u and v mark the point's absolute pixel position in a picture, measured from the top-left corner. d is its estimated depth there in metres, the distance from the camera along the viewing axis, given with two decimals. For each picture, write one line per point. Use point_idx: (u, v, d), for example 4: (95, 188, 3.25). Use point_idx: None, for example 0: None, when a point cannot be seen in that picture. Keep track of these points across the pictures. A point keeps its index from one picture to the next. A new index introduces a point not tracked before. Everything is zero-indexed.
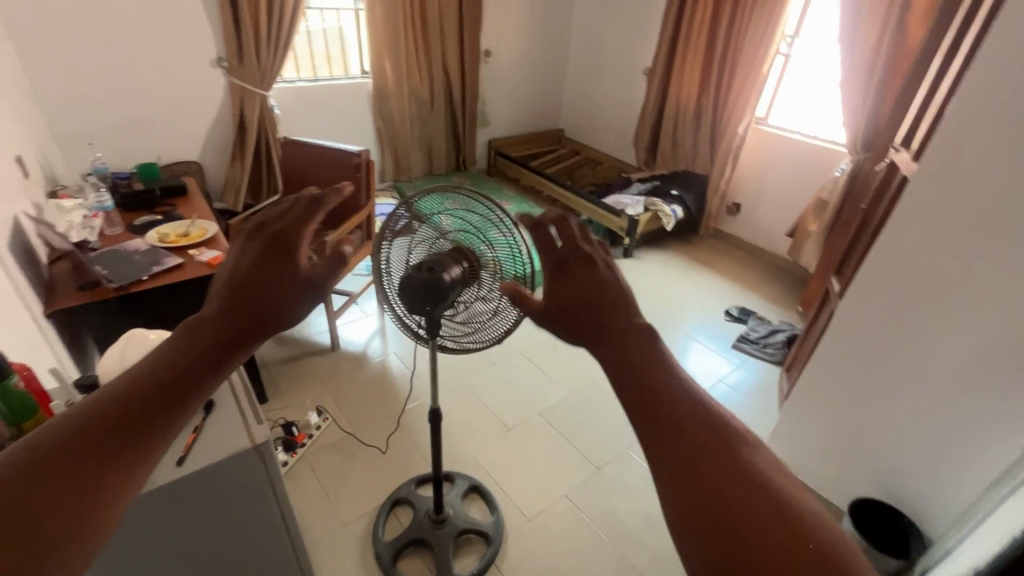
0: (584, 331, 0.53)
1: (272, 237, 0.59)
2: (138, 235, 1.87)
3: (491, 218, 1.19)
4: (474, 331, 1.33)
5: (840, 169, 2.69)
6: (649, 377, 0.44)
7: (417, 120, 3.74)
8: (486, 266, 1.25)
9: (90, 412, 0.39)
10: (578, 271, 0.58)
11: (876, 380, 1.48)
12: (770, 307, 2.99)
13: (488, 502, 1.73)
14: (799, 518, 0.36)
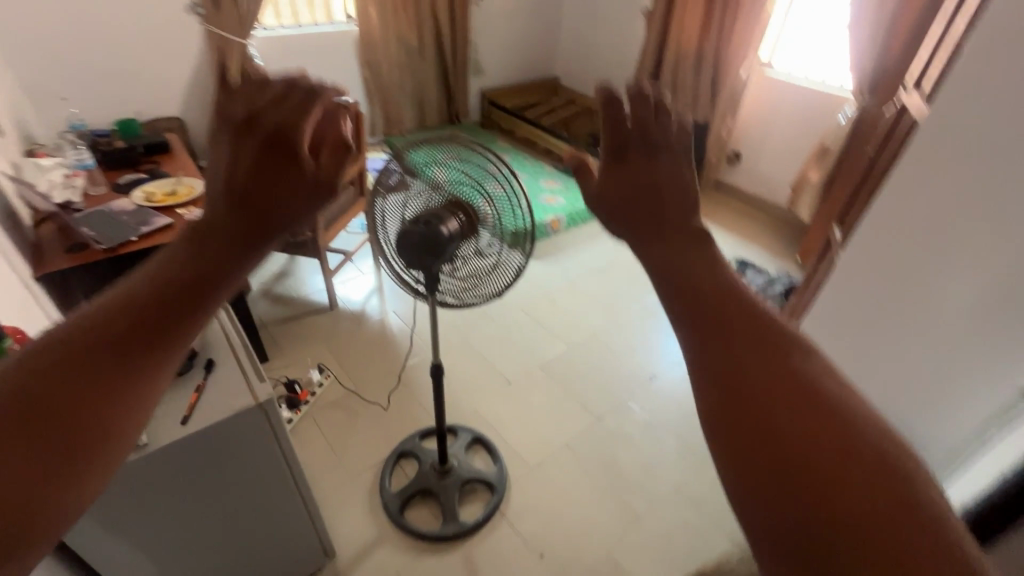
0: (634, 226, 0.49)
1: (268, 129, 0.46)
2: (123, 194, 1.81)
3: (488, 170, 1.15)
4: (473, 286, 1.32)
5: (845, 114, 2.60)
6: (694, 275, 0.39)
7: (407, 69, 3.58)
8: (485, 219, 1.22)
9: (55, 354, 0.30)
10: (637, 162, 0.53)
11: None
12: (769, 258, 2.98)
13: (491, 452, 1.77)
14: (847, 420, 0.32)
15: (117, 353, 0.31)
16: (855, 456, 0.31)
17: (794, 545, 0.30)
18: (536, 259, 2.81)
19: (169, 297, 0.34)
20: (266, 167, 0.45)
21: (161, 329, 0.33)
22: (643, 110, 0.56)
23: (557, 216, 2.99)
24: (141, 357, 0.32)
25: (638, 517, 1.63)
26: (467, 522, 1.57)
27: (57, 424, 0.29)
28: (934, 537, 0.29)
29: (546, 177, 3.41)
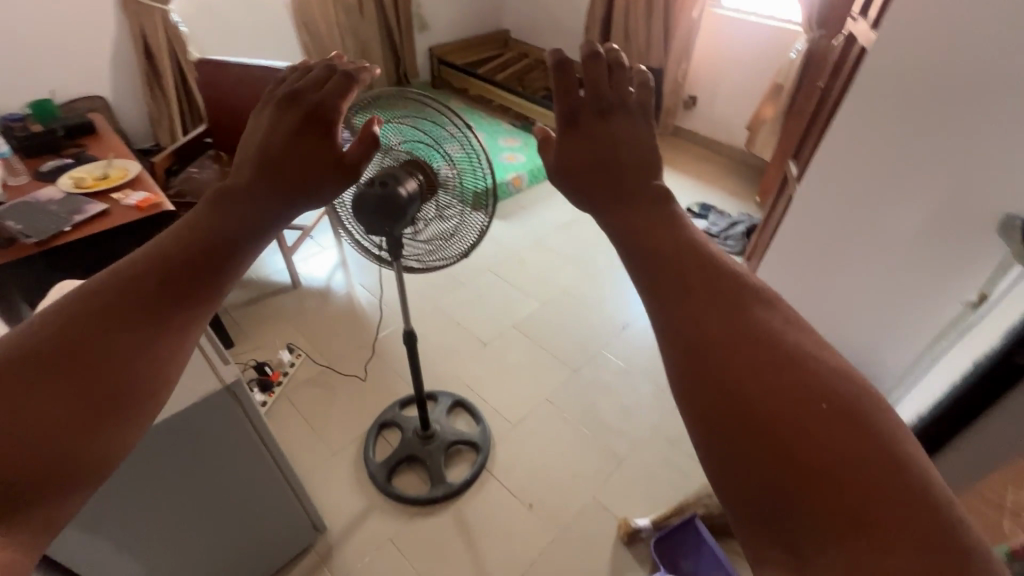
0: (599, 197, 0.53)
1: (306, 110, 0.64)
2: (48, 182, 1.67)
3: (444, 127, 1.10)
4: (437, 250, 1.28)
5: (796, 50, 2.61)
6: (660, 246, 0.45)
7: (348, 30, 3.38)
8: (445, 181, 1.17)
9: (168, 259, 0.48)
10: (589, 125, 0.58)
11: (830, 259, 1.54)
12: (729, 200, 3.03)
13: (473, 414, 1.78)
14: (803, 368, 0.37)
15: (184, 284, 0.48)
16: (819, 415, 0.35)
17: (770, 493, 0.34)
18: (501, 219, 2.77)
19: (220, 245, 0.51)
20: (302, 145, 0.62)
21: (212, 271, 0.50)
22: (596, 76, 0.59)
23: (519, 174, 2.93)
24: (199, 290, 0.48)
25: (620, 460, 1.69)
26: (455, 483, 1.59)
27: (162, 300, 0.46)
28: (887, 460, 0.34)
29: (504, 135, 3.33)
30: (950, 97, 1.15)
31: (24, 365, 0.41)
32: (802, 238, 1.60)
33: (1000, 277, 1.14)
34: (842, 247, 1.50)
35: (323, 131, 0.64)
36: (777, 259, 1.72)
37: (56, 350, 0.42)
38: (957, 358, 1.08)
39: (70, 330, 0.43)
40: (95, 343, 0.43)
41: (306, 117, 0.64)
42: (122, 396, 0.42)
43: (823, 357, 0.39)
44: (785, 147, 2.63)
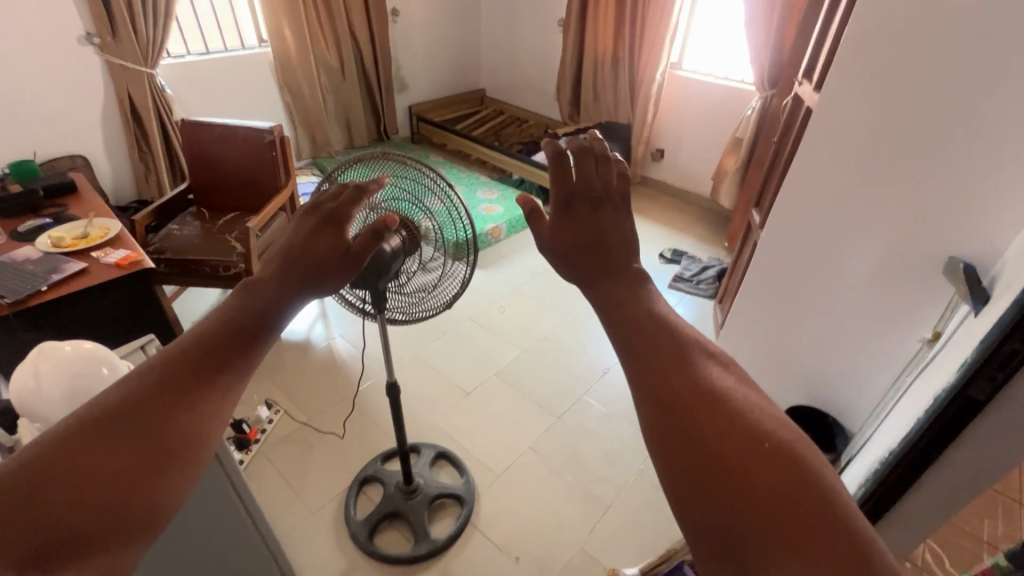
0: (584, 273, 0.58)
1: (323, 215, 0.70)
2: (26, 243, 1.65)
3: (425, 184, 1.16)
4: (420, 301, 1.31)
5: (751, 107, 2.83)
6: (629, 313, 0.51)
7: (330, 90, 3.52)
8: (427, 234, 1.22)
9: (194, 340, 0.51)
10: (584, 215, 0.61)
11: (795, 301, 1.63)
12: (699, 246, 3.16)
13: (457, 465, 1.76)
14: (746, 417, 0.42)
15: (216, 358, 0.50)
16: (766, 460, 0.39)
17: (731, 535, 0.38)
18: (480, 268, 2.83)
19: (245, 328, 0.54)
20: (318, 242, 0.67)
21: (235, 351, 0.52)
22: (586, 167, 0.63)
23: (497, 224, 3.03)
24: (226, 363, 0.50)
25: (607, 507, 1.68)
26: (439, 538, 1.54)
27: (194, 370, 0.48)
28: (822, 501, 0.38)
29: (482, 187, 3.44)
30: (891, 151, 1.26)
31: (68, 439, 0.41)
32: (769, 282, 1.68)
33: (950, 315, 1.22)
34: (806, 290, 1.58)
35: (343, 235, 0.69)
36: (747, 301, 1.79)
37: (102, 419, 0.43)
38: (918, 395, 1.14)
39: (116, 401, 0.44)
40: (142, 409, 0.44)
41: (325, 219, 0.69)
42: (168, 462, 0.43)
43: (760, 406, 0.44)
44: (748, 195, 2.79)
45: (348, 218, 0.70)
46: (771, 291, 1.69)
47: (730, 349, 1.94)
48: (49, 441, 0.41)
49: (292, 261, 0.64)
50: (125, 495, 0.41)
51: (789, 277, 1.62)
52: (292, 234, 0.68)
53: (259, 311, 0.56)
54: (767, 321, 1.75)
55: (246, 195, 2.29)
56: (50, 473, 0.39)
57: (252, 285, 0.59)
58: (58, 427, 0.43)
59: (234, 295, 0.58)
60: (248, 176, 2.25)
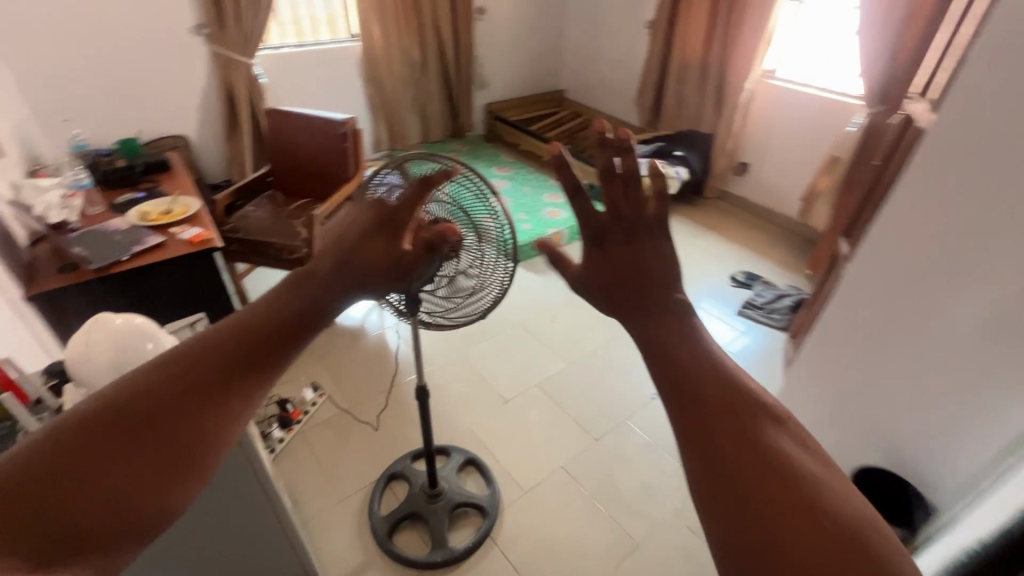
0: (623, 305, 0.49)
1: (385, 216, 0.63)
2: (119, 214, 1.82)
3: (468, 188, 1.14)
4: (454, 307, 1.27)
5: (854, 124, 2.55)
6: (677, 354, 0.44)
7: (411, 85, 3.61)
8: (468, 239, 1.18)
9: (239, 328, 0.46)
10: (614, 246, 0.51)
11: (882, 350, 1.42)
12: (777, 271, 2.90)
13: (484, 475, 1.71)
14: (816, 498, 0.35)
15: (254, 356, 0.45)
16: (840, 554, 0.33)
17: None
18: (534, 274, 2.78)
19: (294, 324, 0.49)
20: (375, 243, 0.61)
21: (278, 350, 0.47)
22: (616, 192, 0.52)
23: (559, 229, 2.96)
24: (263, 363, 0.46)
25: (636, 544, 1.57)
26: (457, 548, 1.51)
27: (230, 367, 0.44)
28: None
29: (549, 190, 3.37)
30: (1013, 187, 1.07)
31: (89, 426, 0.40)
32: (848, 323, 1.50)
33: None
34: (898, 338, 1.38)
35: (398, 242, 0.63)
36: (822, 343, 1.59)
37: (126, 413, 0.40)
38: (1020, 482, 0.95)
39: (142, 396, 0.41)
40: (171, 407, 0.41)
41: (384, 217, 0.63)
42: (187, 465, 0.41)
43: (830, 480, 0.37)
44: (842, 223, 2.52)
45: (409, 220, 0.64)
46: (856, 335, 1.49)
47: (798, 392, 1.75)
48: (64, 425, 0.40)
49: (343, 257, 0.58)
50: (140, 494, 0.39)
51: (877, 322, 1.42)
52: (354, 224, 0.61)
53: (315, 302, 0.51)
54: (848, 367, 1.55)
55: (317, 183, 2.38)
56: (67, 460, 0.38)
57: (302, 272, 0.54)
58: (83, 407, 0.41)
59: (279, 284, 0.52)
60: (320, 165, 2.34)
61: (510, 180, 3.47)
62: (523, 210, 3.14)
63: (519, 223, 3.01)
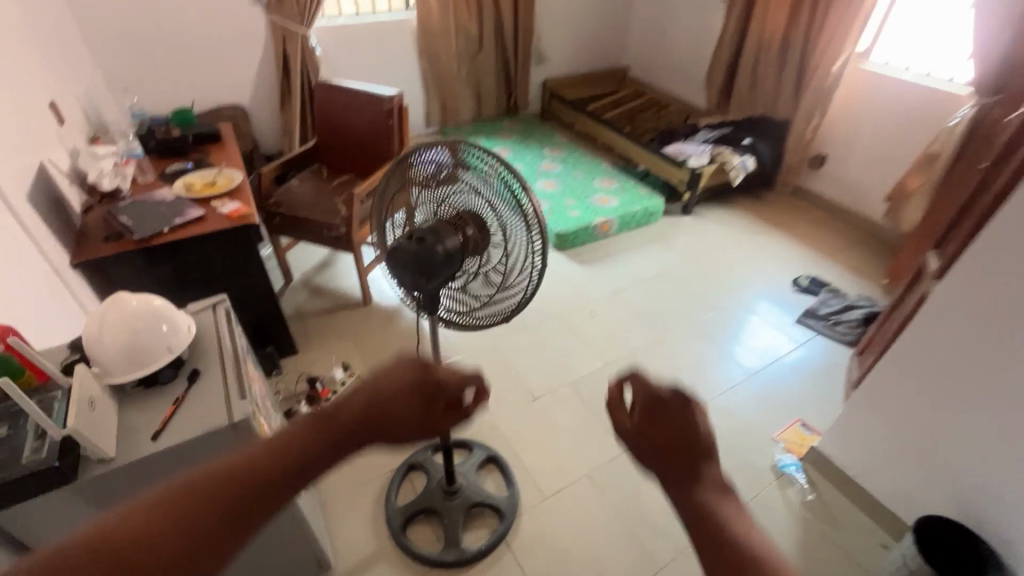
0: (666, 474, 0.51)
1: (427, 381, 0.65)
2: (167, 184, 1.86)
3: (494, 178, 1.03)
4: (472, 306, 1.21)
5: (956, 117, 2.25)
6: (716, 533, 0.45)
7: (466, 59, 3.50)
8: (494, 235, 1.09)
9: (250, 480, 0.49)
10: (671, 416, 0.52)
11: (976, 377, 1.27)
12: (849, 278, 2.62)
13: (504, 475, 1.66)
14: None
15: (246, 513, 0.48)
16: None
17: None
18: (578, 265, 2.65)
19: (291, 490, 0.51)
20: (408, 402, 0.62)
21: (265, 513, 0.49)
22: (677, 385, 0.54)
23: (608, 218, 2.80)
24: (249, 521, 0.48)
25: (660, 567, 1.47)
26: (469, 549, 1.47)
27: (216, 519, 0.47)
28: None
29: (601, 175, 3.19)
30: None
31: (95, 545, 0.44)
32: None
33: None
34: (993, 366, 1.23)
35: (431, 407, 0.65)
36: (902, 365, 1.43)
37: (112, 552, 0.43)
38: None
39: (136, 530, 0.44)
40: (156, 547, 0.44)
41: (427, 382, 0.65)
42: None
43: None
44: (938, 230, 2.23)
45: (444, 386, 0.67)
46: (941, 361, 1.34)
47: (860, 422, 1.56)
48: (72, 545, 0.43)
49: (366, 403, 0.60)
50: None
51: (973, 346, 1.27)
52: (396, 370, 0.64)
53: (327, 460, 0.54)
54: (933, 397, 1.37)
55: (361, 159, 2.34)
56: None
57: (330, 419, 0.57)
58: (93, 529, 0.45)
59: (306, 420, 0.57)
60: (364, 141, 2.30)
61: (561, 163, 3.32)
62: (572, 195, 2.99)
63: (567, 209, 2.87)
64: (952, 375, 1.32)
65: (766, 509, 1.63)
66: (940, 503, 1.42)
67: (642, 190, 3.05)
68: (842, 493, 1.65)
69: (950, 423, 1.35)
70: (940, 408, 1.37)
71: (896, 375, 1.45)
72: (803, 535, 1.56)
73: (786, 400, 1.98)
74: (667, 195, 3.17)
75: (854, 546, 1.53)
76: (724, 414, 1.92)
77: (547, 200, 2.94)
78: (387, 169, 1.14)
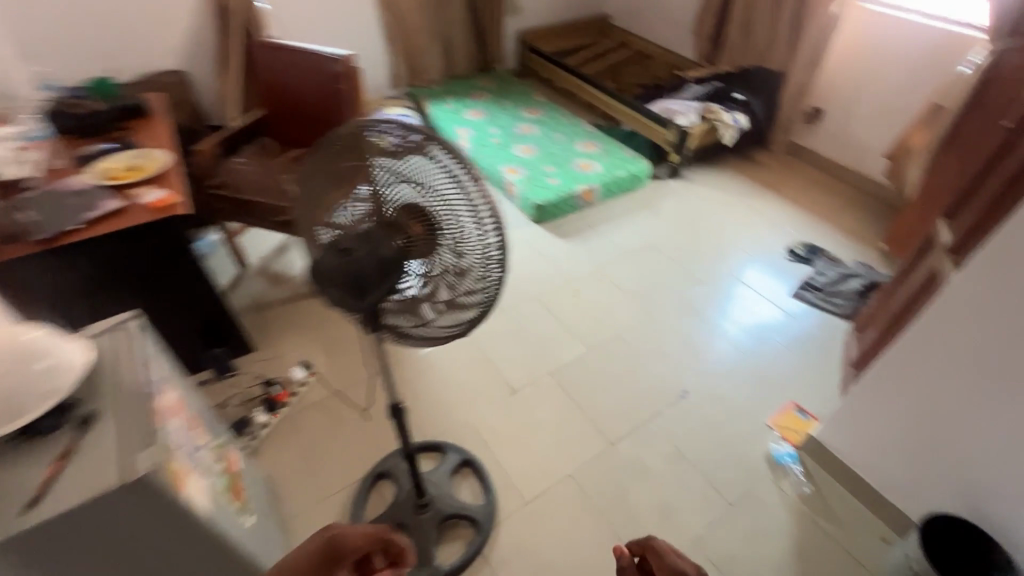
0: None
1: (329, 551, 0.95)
2: (82, 169, 1.62)
3: (443, 173, 0.85)
4: (420, 321, 0.99)
5: (967, 64, 2.06)
6: None
7: (432, 10, 3.17)
8: (446, 239, 0.91)
9: None
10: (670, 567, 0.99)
11: (1002, 369, 1.14)
12: (846, 243, 2.48)
13: (481, 481, 1.54)
14: None
15: None
16: None
17: None
18: (558, 239, 2.46)
19: None
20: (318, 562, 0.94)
21: None
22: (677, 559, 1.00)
23: (591, 185, 2.59)
24: None
25: None
26: (443, 567, 1.36)
27: None
28: None
29: (582, 137, 2.95)
30: None
31: None
32: None
33: None
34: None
35: (334, 565, 0.95)
36: (912, 352, 1.30)
37: None
38: None
39: None
40: None
41: (331, 546, 0.96)
42: None
43: None
44: (947, 190, 2.07)
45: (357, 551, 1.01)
46: (961, 349, 1.21)
47: (864, 411, 1.44)
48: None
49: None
50: None
51: (1000, 333, 1.13)
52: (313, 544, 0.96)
53: None
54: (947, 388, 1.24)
55: (314, 130, 2.09)
56: None
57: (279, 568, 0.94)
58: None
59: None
60: (315, 109, 2.04)
61: (539, 125, 3.07)
62: (551, 161, 2.77)
63: (545, 176, 2.65)
64: (972, 364, 1.20)
65: (761, 503, 1.53)
66: (948, 497, 1.33)
67: (626, 152, 2.83)
68: (840, 483, 1.56)
69: (968, 416, 1.23)
70: (957, 399, 1.25)
71: (907, 363, 1.32)
72: (799, 530, 1.47)
73: (782, 381, 1.86)
74: (653, 156, 2.96)
75: (851, 540, 1.45)
76: (716, 398, 1.80)
77: (525, 168, 2.72)
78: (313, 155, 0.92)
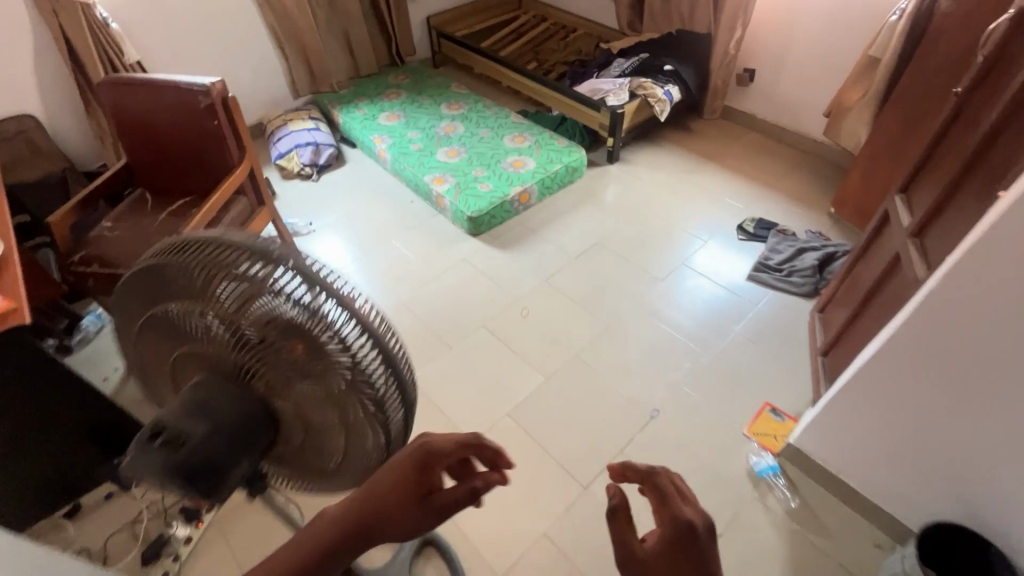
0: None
1: (418, 459, 0.62)
2: None
3: (286, 306, 0.58)
4: (317, 477, 0.73)
5: (896, 10, 1.96)
6: None
7: (324, 6, 2.83)
8: (314, 392, 0.62)
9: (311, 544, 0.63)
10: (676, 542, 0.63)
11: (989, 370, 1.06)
12: (794, 211, 2.39)
13: (447, 561, 1.37)
14: None
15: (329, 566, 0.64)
16: None
17: None
18: (499, 251, 2.26)
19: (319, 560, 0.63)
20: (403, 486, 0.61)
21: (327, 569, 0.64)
22: (658, 492, 0.68)
23: (527, 185, 2.39)
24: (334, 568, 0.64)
25: None
26: None
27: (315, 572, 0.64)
28: None
29: (510, 130, 2.73)
30: None
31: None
32: None
33: None
34: (1015, 356, 1.02)
35: (425, 480, 0.61)
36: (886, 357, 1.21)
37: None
38: None
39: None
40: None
41: (417, 454, 0.62)
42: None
43: None
44: (891, 148, 1.99)
45: (441, 458, 0.62)
46: (947, 351, 1.11)
47: (843, 417, 1.36)
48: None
49: (377, 503, 0.62)
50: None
51: (987, 330, 1.04)
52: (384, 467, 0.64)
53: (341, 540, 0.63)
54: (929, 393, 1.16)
55: (194, 173, 1.78)
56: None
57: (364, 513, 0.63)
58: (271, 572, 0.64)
59: (339, 508, 0.65)
60: (191, 150, 1.73)
61: (463, 122, 2.81)
62: (480, 163, 2.53)
63: (476, 182, 2.43)
64: (961, 366, 1.10)
65: (749, 526, 1.43)
66: (941, 500, 1.26)
67: (559, 141, 2.63)
68: (824, 488, 1.48)
69: (959, 420, 1.15)
70: (945, 401, 1.16)
71: (883, 367, 1.23)
72: (791, 551, 1.38)
73: (752, 379, 1.76)
74: (589, 141, 2.77)
75: (845, 552, 1.38)
76: (688, 411, 1.68)
77: (453, 175, 2.47)
78: (115, 292, 0.66)
